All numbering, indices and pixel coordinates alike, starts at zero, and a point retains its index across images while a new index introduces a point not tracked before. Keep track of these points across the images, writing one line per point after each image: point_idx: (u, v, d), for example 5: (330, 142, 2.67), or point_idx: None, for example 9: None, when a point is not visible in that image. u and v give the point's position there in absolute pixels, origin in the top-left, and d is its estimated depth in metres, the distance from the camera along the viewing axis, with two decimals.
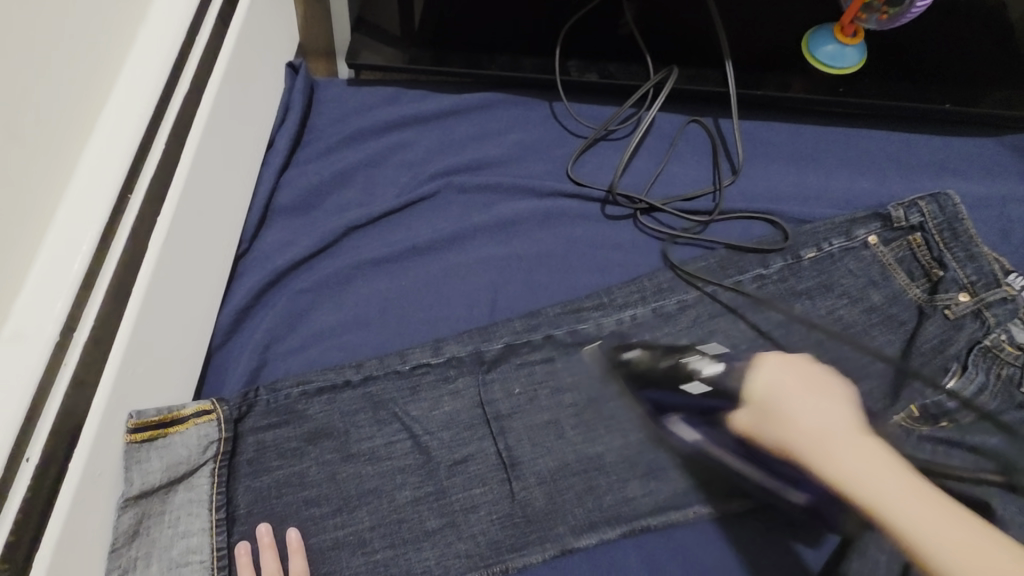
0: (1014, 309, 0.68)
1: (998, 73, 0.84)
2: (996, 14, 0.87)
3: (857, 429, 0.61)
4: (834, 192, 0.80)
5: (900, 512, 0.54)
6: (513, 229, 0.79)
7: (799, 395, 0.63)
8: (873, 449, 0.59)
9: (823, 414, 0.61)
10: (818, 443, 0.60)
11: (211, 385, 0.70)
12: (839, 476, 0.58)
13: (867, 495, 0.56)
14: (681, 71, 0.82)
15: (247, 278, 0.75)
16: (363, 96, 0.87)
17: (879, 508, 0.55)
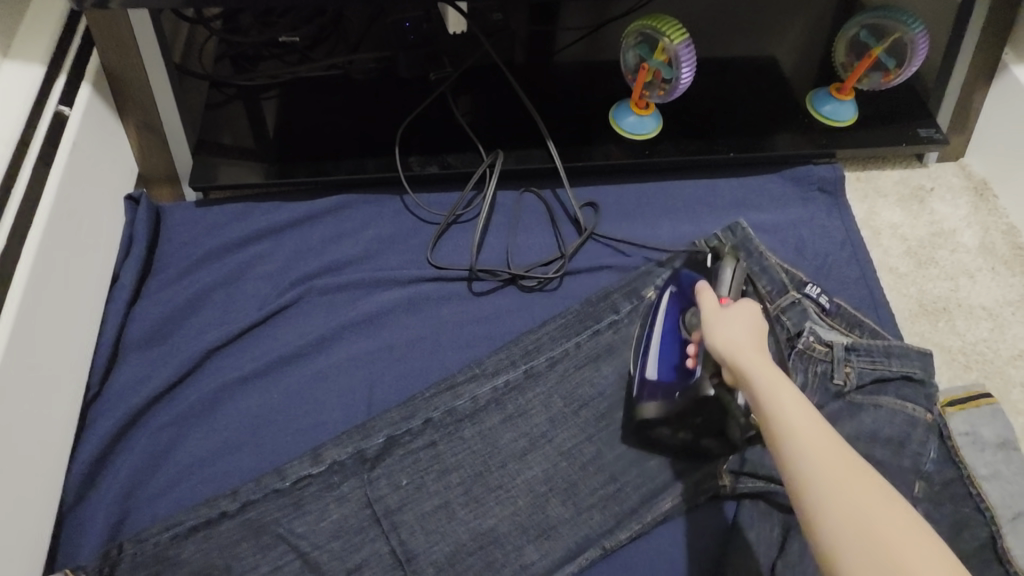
0: (801, 311, 0.81)
1: (774, 120, 1.01)
2: (757, 74, 1.06)
3: (761, 350, 0.63)
4: (661, 238, 0.91)
5: (810, 456, 0.54)
6: (381, 320, 0.82)
7: (724, 315, 0.67)
8: (775, 371, 0.60)
9: (750, 339, 0.64)
10: (733, 355, 0.63)
11: (67, 552, 0.65)
12: (743, 369, 0.61)
13: (777, 417, 0.57)
14: (508, 155, 0.91)
15: (99, 423, 0.71)
16: (213, 215, 0.88)
17: (788, 433, 0.56)
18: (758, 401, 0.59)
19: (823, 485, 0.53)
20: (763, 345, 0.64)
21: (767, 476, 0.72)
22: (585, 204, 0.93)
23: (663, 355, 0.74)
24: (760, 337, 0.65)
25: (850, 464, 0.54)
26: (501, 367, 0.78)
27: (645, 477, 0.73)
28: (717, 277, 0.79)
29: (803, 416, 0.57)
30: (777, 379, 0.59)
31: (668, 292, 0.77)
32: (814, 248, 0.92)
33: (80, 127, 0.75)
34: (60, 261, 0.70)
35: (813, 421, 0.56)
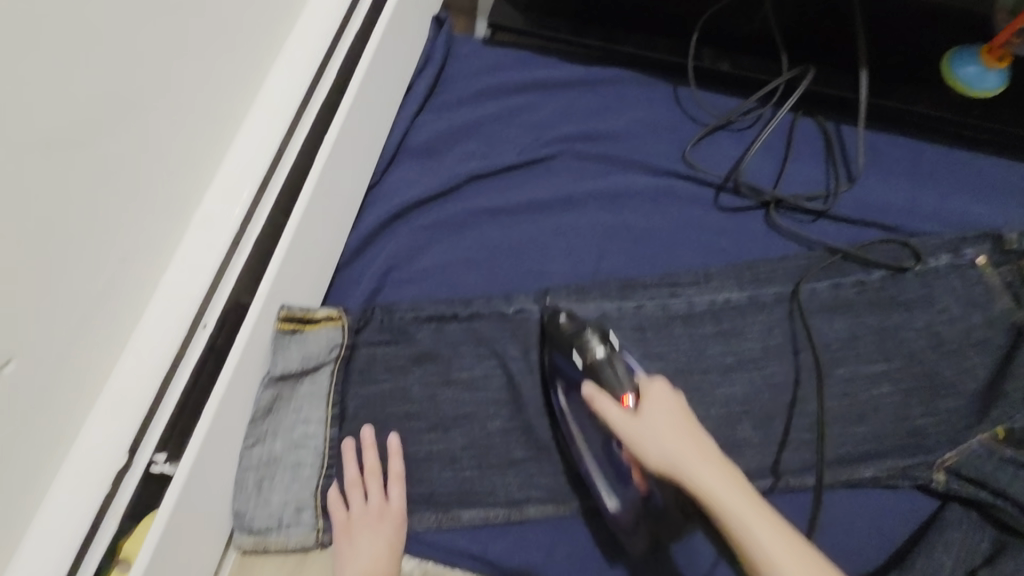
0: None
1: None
2: None
3: (687, 434, 0.59)
4: (949, 213, 0.80)
5: (750, 533, 0.54)
6: (623, 201, 0.83)
7: (649, 423, 0.59)
8: (706, 453, 0.58)
9: (667, 423, 0.59)
10: (670, 465, 0.57)
11: (335, 297, 0.77)
12: (693, 486, 0.56)
13: (728, 518, 0.55)
14: (813, 72, 0.83)
15: (376, 206, 0.81)
16: (495, 56, 0.92)
17: (729, 521, 0.55)
18: (713, 508, 0.56)
19: (782, 571, 0.53)
20: (688, 432, 0.59)
21: (996, 489, 0.65)
22: (911, 253, 0.76)
23: (612, 482, 0.65)
24: (682, 422, 0.59)
25: (788, 539, 0.55)
26: (727, 284, 0.77)
27: (852, 436, 0.70)
28: (596, 377, 0.63)
29: (727, 485, 0.56)
30: (714, 471, 0.57)
31: (568, 391, 0.68)
32: None
33: None
34: (388, 56, 0.78)
35: (726, 480, 0.57)
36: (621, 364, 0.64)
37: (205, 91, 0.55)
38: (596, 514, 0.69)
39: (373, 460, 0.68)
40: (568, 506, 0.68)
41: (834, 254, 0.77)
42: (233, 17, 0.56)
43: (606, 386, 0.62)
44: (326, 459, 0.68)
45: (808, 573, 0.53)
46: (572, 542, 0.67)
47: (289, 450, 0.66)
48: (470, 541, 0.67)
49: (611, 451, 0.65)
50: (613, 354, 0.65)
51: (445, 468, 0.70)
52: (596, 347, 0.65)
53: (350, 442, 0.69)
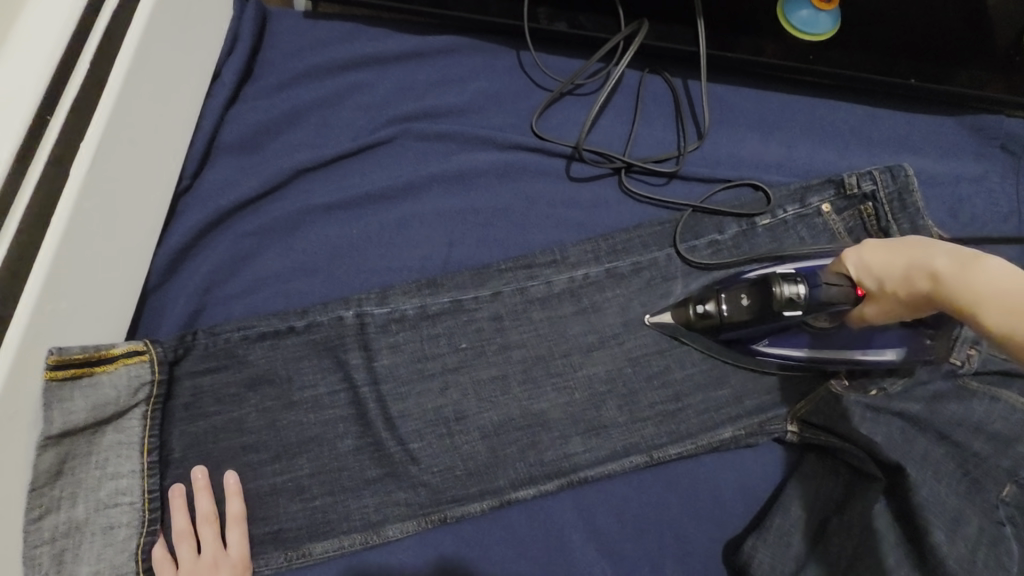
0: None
1: (975, 47, 0.82)
2: None
3: (973, 253, 0.53)
4: (795, 162, 0.80)
5: (985, 295, 0.50)
6: (471, 181, 0.77)
7: (891, 256, 0.59)
8: (983, 265, 0.51)
9: (973, 267, 0.51)
10: (917, 280, 0.56)
11: (148, 326, 0.68)
12: (954, 298, 0.52)
13: (965, 292, 0.51)
14: (653, 27, 0.78)
15: (188, 216, 0.71)
16: (319, 31, 0.82)
17: (972, 302, 0.51)
18: (969, 298, 0.51)
19: (967, 287, 0.51)
20: (970, 249, 0.54)
21: (845, 434, 0.65)
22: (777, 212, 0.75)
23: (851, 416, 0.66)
24: (961, 246, 0.55)
25: (1011, 275, 0.49)
26: (584, 260, 0.73)
27: (713, 402, 0.69)
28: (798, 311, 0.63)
29: (1002, 265, 0.50)
30: (929, 254, 0.56)
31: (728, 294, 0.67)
32: (970, 212, 0.78)
33: None
34: (169, 37, 0.66)
35: (925, 253, 0.56)
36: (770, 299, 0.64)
37: None
38: (462, 521, 0.65)
39: (206, 504, 0.61)
40: (431, 519, 0.64)
41: (680, 338, 0.71)
42: None
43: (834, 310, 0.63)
44: (146, 514, 0.60)
45: (1019, 287, 0.48)
46: (439, 556, 0.63)
47: (95, 513, 0.58)
48: (328, 575, 0.62)
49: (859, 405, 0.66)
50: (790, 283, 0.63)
51: (293, 501, 0.63)
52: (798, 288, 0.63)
53: (178, 488, 0.62)
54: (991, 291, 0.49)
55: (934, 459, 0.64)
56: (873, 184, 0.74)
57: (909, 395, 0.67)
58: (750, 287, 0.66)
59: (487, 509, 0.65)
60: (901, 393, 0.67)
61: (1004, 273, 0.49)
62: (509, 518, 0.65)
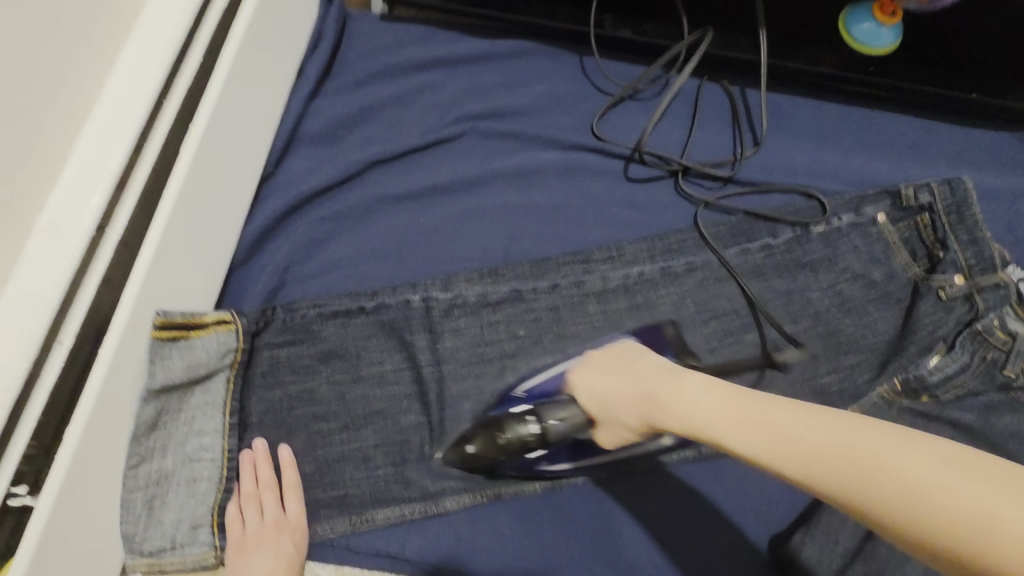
0: (1003, 295, 0.69)
1: None
2: None
3: (865, 422, 0.45)
4: (851, 171, 0.81)
5: (884, 480, 0.41)
6: (532, 179, 0.81)
7: (755, 408, 0.50)
8: (891, 440, 0.42)
9: (876, 439, 0.43)
10: (770, 443, 0.47)
11: (231, 299, 0.73)
12: (862, 479, 0.42)
13: (848, 473, 0.42)
14: (715, 36, 0.81)
15: (271, 200, 0.76)
16: (395, 33, 0.87)
17: (864, 487, 0.41)
18: (864, 484, 0.41)
19: (807, 473, 0.45)
20: (854, 418, 0.46)
21: None
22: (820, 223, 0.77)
23: None
24: (846, 417, 0.46)
25: (932, 459, 0.40)
26: (639, 257, 0.76)
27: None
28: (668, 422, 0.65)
29: (904, 445, 0.41)
30: (719, 403, 0.53)
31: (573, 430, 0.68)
32: None
33: None
34: (266, 34, 0.72)
35: (757, 400, 0.51)
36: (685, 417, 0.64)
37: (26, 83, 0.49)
38: (514, 499, 0.68)
39: (266, 472, 0.65)
40: (485, 494, 0.67)
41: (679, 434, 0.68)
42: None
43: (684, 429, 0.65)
44: (224, 471, 0.65)
45: (914, 488, 0.39)
46: (491, 530, 0.66)
47: (182, 465, 0.63)
48: (387, 540, 0.65)
49: None
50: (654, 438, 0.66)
51: (358, 468, 0.67)
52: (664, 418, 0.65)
53: (245, 455, 0.66)
54: (844, 484, 0.43)
55: None
56: (931, 198, 0.75)
57: (962, 404, 0.68)
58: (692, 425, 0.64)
59: (539, 489, 0.68)
60: (953, 402, 0.68)
61: (906, 461, 0.40)
62: (559, 499, 0.68)
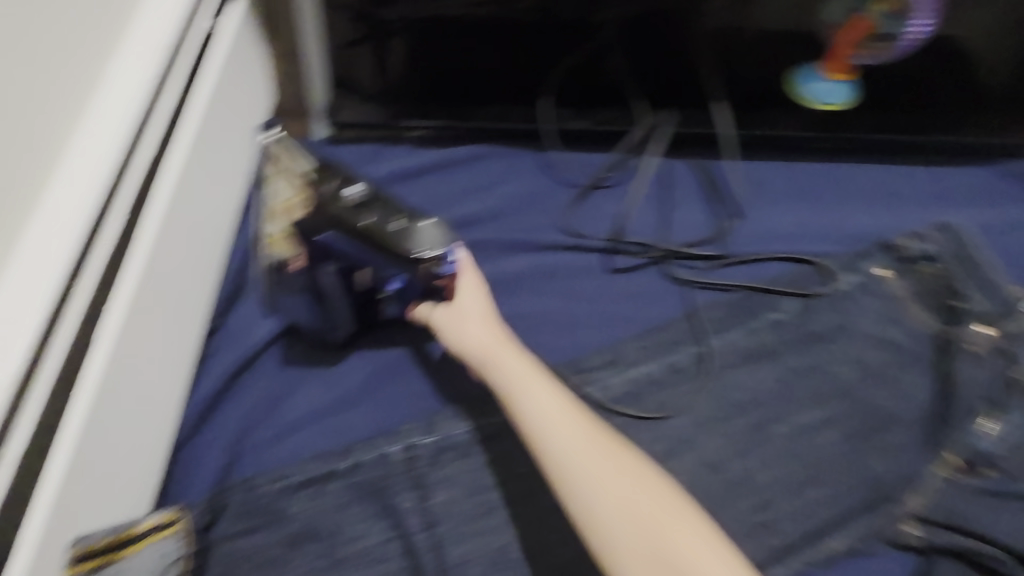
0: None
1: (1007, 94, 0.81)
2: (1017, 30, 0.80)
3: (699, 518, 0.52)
4: (843, 227, 0.76)
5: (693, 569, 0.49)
6: (510, 287, 0.73)
7: (609, 462, 0.54)
8: (682, 522, 0.51)
9: (677, 520, 0.51)
10: (616, 501, 0.52)
11: (176, 486, 0.61)
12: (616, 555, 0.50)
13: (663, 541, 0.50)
14: (675, 117, 0.81)
15: (218, 358, 0.67)
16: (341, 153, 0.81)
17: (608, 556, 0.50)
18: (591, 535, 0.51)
19: (620, 544, 0.50)
20: (692, 509, 0.52)
21: (972, 531, 0.58)
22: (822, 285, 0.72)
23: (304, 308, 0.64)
24: (689, 509, 0.52)
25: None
26: (640, 357, 0.68)
27: (815, 506, 0.61)
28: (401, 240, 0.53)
29: (698, 545, 0.50)
30: (667, 523, 0.51)
31: (318, 268, 0.57)
32: None
33: (232, 41, 0.69)
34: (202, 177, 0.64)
35: (599, 454, 0.54)
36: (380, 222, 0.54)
37: None
38: None
39: None
40: None
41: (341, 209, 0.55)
42: None
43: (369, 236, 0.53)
44: None
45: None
46: None
47: None
48: None
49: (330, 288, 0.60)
50: (411, 220, 0.55)
51: None
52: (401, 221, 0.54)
53: None
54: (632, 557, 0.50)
55: None
56: (923, 249, 0.73)
57: None
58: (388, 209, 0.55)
59: None
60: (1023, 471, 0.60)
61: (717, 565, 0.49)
62: None
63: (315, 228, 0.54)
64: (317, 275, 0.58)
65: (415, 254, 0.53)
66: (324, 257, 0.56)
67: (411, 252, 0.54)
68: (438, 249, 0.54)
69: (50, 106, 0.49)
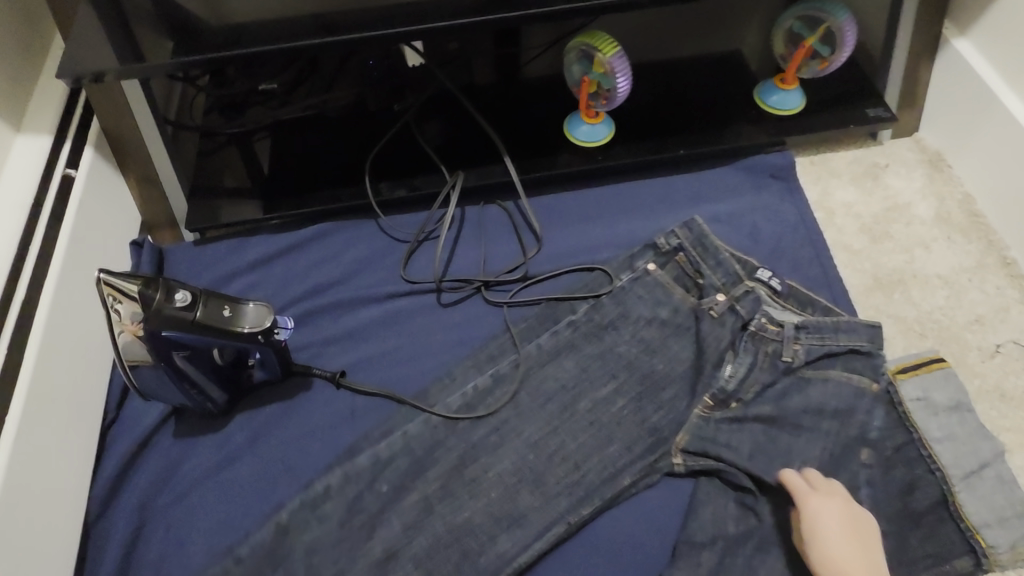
0: (755, 299, 0.84)
1: (733, 108, 1.05)
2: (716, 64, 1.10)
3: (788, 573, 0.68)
4: (619, 237, 0.96)
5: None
6: (361, 336, 0.90)
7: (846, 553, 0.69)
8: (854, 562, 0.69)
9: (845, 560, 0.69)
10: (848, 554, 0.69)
11: (95, 558, 0.74)
12: None
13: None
14: (470, 172, 0.98)
15: (117, 444, 0.80)
16: (208, 255, 0.97)
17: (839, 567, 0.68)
18: None
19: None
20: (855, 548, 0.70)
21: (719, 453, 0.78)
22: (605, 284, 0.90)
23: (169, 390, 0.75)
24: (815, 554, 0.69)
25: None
26: (470, 373, 0.85)
27: (608, 462, 0.79)
28: (234, 321, 0.68)
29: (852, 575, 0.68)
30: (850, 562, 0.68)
31: (169, 358, 0.68)
32: (768, 231, 0.96)
33: (84, 188, 0.85)
34: (73, 303, 0.79)
35: (859, 538, 0.70)
36: (213, 312, 0.67)
37: None
38: None
39: None
40: None
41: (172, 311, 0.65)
42: None
43: (206, 327, 0.66)
44: None
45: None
46: None
47: None
48: None
49: (184, 372, 0.71)
50: (236, 306, 0.68)
51: None
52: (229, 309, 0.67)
53: None
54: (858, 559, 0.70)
55: (805, 450, 0.78)
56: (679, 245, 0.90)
57: (762, 397, 0.81)
58: (215, 300, 0.67)
59: None
60: (755, 397, 0.81)
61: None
62: None
63: (153, 329, 0.65)
64: (170, 366, 0.69)
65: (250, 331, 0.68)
66: (167, 350, 0.67)
67: (241, 331, 0.68)
68: (263, 325, 0.68)
69: None
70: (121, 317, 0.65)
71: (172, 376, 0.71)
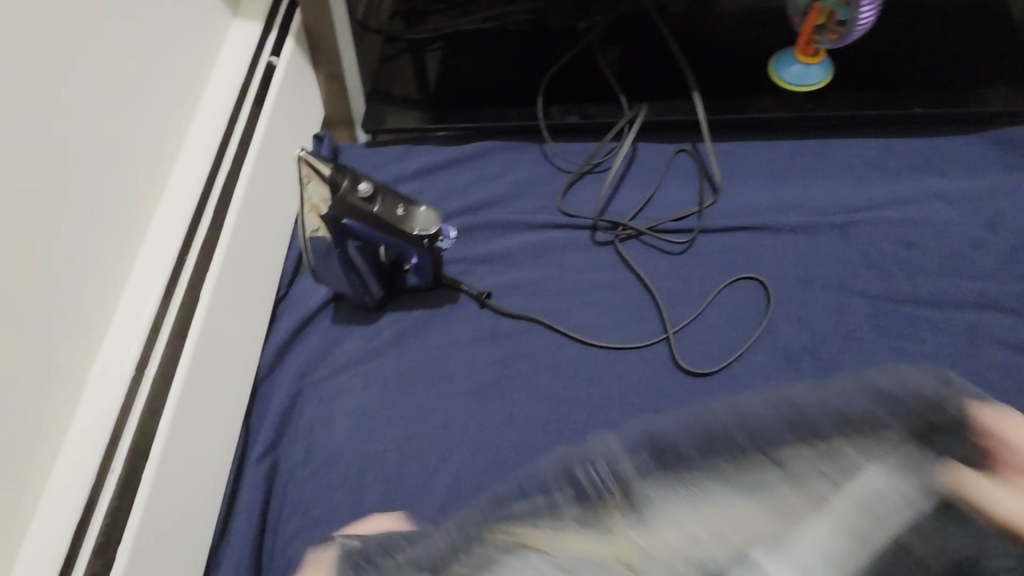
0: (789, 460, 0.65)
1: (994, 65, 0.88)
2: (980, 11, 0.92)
3: None
4: (814, 201, 0.83)
5: None
6: (511, 261, 0.88)
7: None
8: None
9: None
10: None
11: (258, 412, 0.82)
12: None
13: None
14: (651, 105, 0.90)
15: (286, 318, 0.88)
16: (376, 156, 0.98)
17: None
18: None
19: None
20: None
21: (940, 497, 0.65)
22: (793, 281, 0.79)
23: (339, 282, 0.79)
24: None
25: None
26: (618, 320, 0.81)
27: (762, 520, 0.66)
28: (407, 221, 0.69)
29: None
30: None
31: (345, 243, 0.72)
32: (1013, 222, 0.78)
33: (283, 76, 0.90)
34: (265, 182, 0.85)
35: None
36: (387, 209, 0.69)
37: (83, 277, 0.63)
38: None
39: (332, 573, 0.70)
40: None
41: (355, 199, 0.68)
42: (96, 203, 0.65)
43: (382, 220, 0.68)
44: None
45: None
46: None
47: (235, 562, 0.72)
48: None
49: (355, 260, 0.75)
50: (409, 206, 0.69)
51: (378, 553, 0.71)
52: (402, 209, 0.69)
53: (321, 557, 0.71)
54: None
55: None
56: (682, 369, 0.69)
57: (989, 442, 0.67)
58: (394, 199, 0.69)
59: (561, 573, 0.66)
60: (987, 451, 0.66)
61: None
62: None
63: (337, 213, 0.68)
64: (343, 253, 0.73)
65: (419, 233, 0.69)
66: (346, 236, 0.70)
67: (409, 232, 0.69)
68: (429, 230, 0.69)
69: (158, 150, 0.74)
70: (314, 199, 0.69)
71: (343, 263, 0.75)
